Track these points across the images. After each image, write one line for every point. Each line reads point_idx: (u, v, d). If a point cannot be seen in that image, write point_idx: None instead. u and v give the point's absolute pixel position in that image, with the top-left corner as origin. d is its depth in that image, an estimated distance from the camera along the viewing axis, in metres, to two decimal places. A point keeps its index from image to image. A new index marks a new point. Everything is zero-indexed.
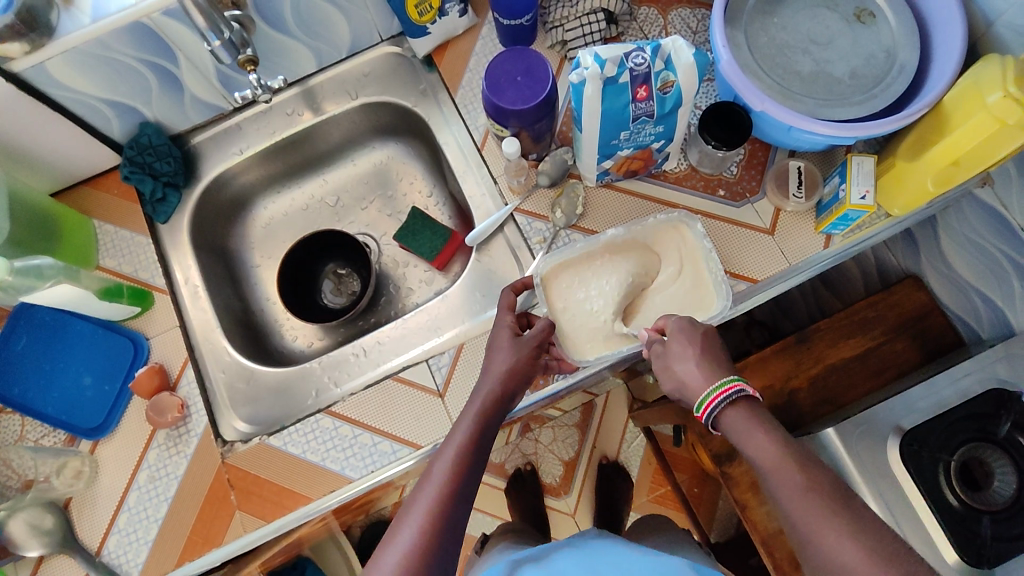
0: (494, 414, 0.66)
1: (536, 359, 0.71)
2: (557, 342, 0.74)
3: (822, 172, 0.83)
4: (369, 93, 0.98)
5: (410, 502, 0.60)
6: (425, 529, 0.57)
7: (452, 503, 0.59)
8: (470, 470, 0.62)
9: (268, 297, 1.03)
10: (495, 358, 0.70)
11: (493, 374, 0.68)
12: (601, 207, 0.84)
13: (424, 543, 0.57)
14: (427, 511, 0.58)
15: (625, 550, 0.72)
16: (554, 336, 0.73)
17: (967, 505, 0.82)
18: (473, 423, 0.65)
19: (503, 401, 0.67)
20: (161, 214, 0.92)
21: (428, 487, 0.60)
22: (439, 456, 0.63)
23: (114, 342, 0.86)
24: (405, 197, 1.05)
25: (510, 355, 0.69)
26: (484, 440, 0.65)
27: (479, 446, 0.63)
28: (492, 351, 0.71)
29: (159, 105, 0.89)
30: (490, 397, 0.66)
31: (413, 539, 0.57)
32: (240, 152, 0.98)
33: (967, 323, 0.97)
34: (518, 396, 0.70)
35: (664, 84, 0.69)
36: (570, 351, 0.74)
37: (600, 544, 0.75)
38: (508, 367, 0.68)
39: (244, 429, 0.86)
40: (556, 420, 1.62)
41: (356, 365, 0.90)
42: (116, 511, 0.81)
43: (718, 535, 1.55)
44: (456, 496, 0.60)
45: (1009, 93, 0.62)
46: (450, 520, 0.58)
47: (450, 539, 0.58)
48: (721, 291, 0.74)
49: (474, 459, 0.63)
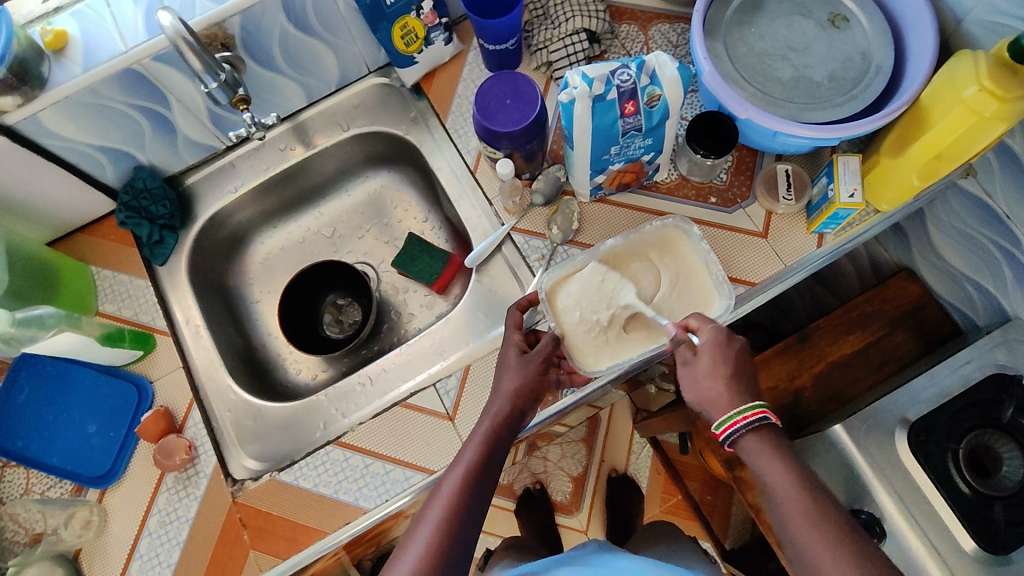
0: (502, 435, 0.67)
1: (545, 375, 0.72)
2: (566, 354, 0.75)
3: (810, 173, 0.85)
4: (360, 124, 0.99)
5: (416, 523, 0.60)
6: (431, 545, 0.57)
7: (458, 522, 0.59)
8: (477, 489, 0.62)
9: (269, 331, 1.02)
10: (504, 378, 0.71)
11: (503, 393, 0.69)
12: (596, 222, 0.86)
13: (429, 561, 0.56)
14: (433, 528, 0.58)
15: (628, 563, 0.71)
16: (562, 348, 0.75)
17: (978, 491, 0.83)
18: (481, 444, 0.65)
19: (512, 419, 0.68)
20: (159, 256, 0.92)
21: (434, 507, 0.60)
22: (446, 477, 0.63)
23: (118, 388, 0.85)
24: (401, 224, 1.06)
25: (518, 374, 0.70)
26: (492, 459, 0.65)
27: (486, 466, 0.64)
28: (502, 370, 0.72)
29: (152, 149, 0.90)
30: (500, 416, 0.67)
31: (419, 557, 0.56)
32: (234, 189, 0.98)
33: (963, 312, 0.99)
34: (528, 415, 0.70)
35: (650, 99, 0.71)
36: (580, 362, 0.75)
37: (602, 558, 0.74)
38: (516, 386, 0.69)
39: (254, 467, 0.85)
40: (563, 437, 1.62)
41: (363, 394, 0.89)
42: (128, 559, 0.80)
43: (733, 542, 1.55)
44: (462, 514, 0.60)
45: (983, 86, 0.64)
46: (455, 537, 0.58)
47: (456, 557, 0.58)
48: (723, 291, 0.75)
49: (481, 478, 0.63)
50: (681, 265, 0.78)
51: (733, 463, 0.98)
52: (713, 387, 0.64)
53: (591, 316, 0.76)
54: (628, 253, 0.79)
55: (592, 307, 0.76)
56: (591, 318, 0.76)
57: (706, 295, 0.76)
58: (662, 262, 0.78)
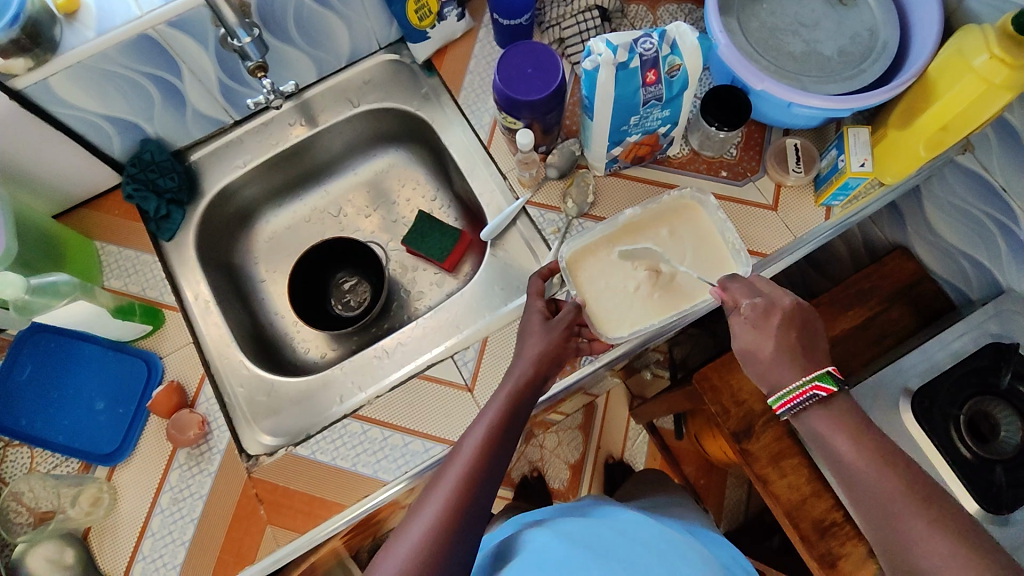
0: (525, 398, 0.67)
1: (568, 340, 0.72)
2: (588, 322, 0.75)
3: (818, 147, 0.87)
4: (370, 100, 0.99)
5: (437, 479, 0.60)
6: (452, 498, 0.58)
7: (479, 478, 0.59)
8: (499, 447, 0.62)
9: (276, 310, 1.01)
10: (527, 343, 0.71)
11: (526, 358, 0.69)
12: (611, 194, 0.87)
13: (449, 514, 0.57)
14: (455, 483, 0.59)
15: (633, 517, 0.72)
16: (585, 317, 0.75)
17: (980, 455, 0.86)
18: (504, 405, 0.65)
19: (534, 383, 0.68)
20: (165, 231, 0.90)
21: (455, 463, 0.61)
22: (468, 436, 0.63)
23: (126, 363, 0.84)
24: (408, 203, 1.06)
25: (542, 340, 0.70)
26: (514, 419, 0.65)
27: (508, 426, 0.64)
28: (525, 336, 0.72)
29: (160, 121, 0.88)
30: (523, 379, 0.67)
31: (439, 510, 0.57)
32: (242, 165, 0.97)
33: (959, 287, 1.03)
34: (549, 380, 0.71)
35: (671, 68, 0.72)
36: (601, 330, 0.75)
37: (604, 510, 0.76)
38: (541, 350, 0.69)
39: (269, 442, 0.84)
40: (560, 424, 1.63)
41: (379, 367, 0.88)
42: (140, 537, 0.78)
43: (728, 523, 1.57)
44: (483, 470, 0.60)
45: (994, 54, 0.66)
46: (476, 493, 0.58)
47: (476, 511, 0.58)
48: (741, 258, 0.77)
49: (503, 437, 0.63)
50: (698, 236, 0.79)
51: (741, 436, 1.00)
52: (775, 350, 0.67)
53: (611, 285, 0.77)
54: (646, 223, 0.80)
55: (611, 278, 0.77)
56: (610, 287, 0.77)
57: (723, 263, 0.77)
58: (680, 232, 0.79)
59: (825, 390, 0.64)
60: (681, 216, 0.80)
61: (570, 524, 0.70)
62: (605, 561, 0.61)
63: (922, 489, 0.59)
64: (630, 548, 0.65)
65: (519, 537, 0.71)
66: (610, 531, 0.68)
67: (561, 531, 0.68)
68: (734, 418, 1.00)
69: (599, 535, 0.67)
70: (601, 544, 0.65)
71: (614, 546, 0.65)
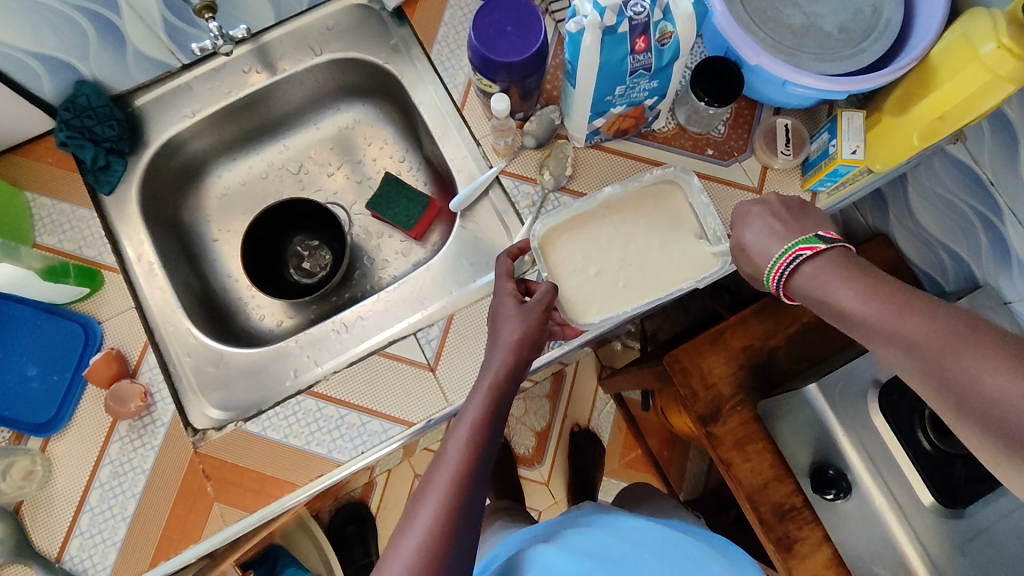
0: (506, 391, 0.62)
1: (546, 324, 0.67)
2: (559, 306, 0.72)
3: (809, 128, 0.83)
4: (334, 49, 0.90)
5: (424, 486, 0.56)
6: (443, 509, 0.53)
7: (469, 485, 0.55)
8: (486, 450, 0.57)
9: (230, 273, 0.95)
10: (504, 329, 0.66)
11: (504, 345, 0.64)
12: (590, 168, 0.82)
13: (442, 527, 0.52)
14: (444, 492, 0.54)
15: (634, 524, 0.70)
16: (557, 300, 0.72)
17: (940, 449, 0.86)
18: (486, 400, 0.60)
19: (515, 374, 0.63)
20: (105, 184, 0.84)
21: (443, 469, 0.56)
22: (451, 435, 0.58)
23: (61, 328, 0.78)
24: (375, 163, 0.99)
25: (520, 325, 0.65)
26: (498, 413, 0.60)
27: (492, 424, 0.59)
28: (500, 321, 0.67)
29: (98, 62, 0.80)
30: (504, 368, 0.62)
31: (431, 523, 0.53)
32: (192, 114, 0.89)
33: (933, 278, 1.02)
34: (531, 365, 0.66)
35: (662, 36, 0.66)
36: (573, 316, 0.72)
37: (604, 518, 0.72)
38: (519, 336, 0.64)
39: (218, 416, 0.80)
40: (527, 392, 1.60)
41: (337, 342, 0.83)
42: (77, 513, 0.73)
43: (688, 492, 1.57)
44: (474, 476, 0.56)
45: (1002, 43, 0.62)
46: (467, 500, 0.54)
47: (468, 520, 0.54)
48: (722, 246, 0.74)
49: (489, 437, 0.58)
50: (679, 222, 0.76)
51: (707, 420, 0.98)
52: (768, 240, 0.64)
53: (585, 266, 0.74)
54: (625, 204, 0.76)
55: (585, 257, 0.74)
56: (582, 267, 0.74)
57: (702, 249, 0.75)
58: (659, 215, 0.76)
59: (810, 250, 0.60)
60: (664, 197, 0.77)
61: (578, 539, 0.67)
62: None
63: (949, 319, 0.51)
64: (637, 558, 0.62)
65: (524, 553, 0.66)
66: (615, 541, 0.66)
67: (571, 548, 0.64)
68: (702, 401, 0.99)
69: (606, 546, 0.65)
70: (609, 557, 0.62)
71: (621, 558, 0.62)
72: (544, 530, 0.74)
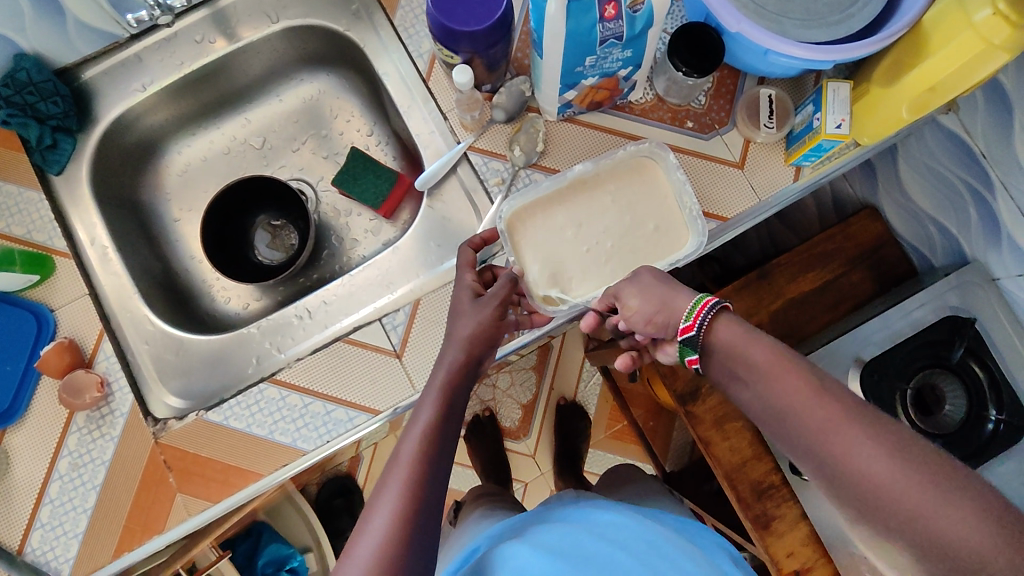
0: (460, 388, 0.61)
1: (503, 318, 0.65)
2: (527, 293, 0.70)
3: (793, 100, 0.79)
4: (292, 15, 0.85)
5: (379, 489, 0.54)
6: (399, 510, 0.51)
7: (425, 484, 0.53)
8: (441, 448, 0.56)
9: (193, 255, 0.92)
10: (457, 325, 0.64)
11: (456, 342, 0.62)
12: (563, 144, 0.77)
13: (399, 529, 0.51)
14: (400, 493, 0.52)
15: (608, 515, 0.68)
16: (523, 286, 0.69)
17: (920, 428, 0.83)
18: (438, 400, 0.58)
19: (468, 369, 0.62)
20: (53, 163, 0.80)
21: (397, 470, 0.54)
22: (405, 437, 0.56)
23: (12, 316, 0.74)
24: (342, 137, 0.94)
25: (472, 321, 0.63)
26: (453, 412, 0.59)
27: (447, 421, 0.58)
28: (455, 318, 0.65)
29: (36, 33, 0.75)
30: (454, 366, 0.61)
31: (387, 526, 0.51)
32: (143, 88, 0.84)
33: (922, 252, 0.99)
34: (484, 362, 0.64)
35: (634, 1, 0.61)
36: (541, 302, 0.70)
37: (583, 510, 0.71)
38: (470, 333, 0.62)
39: (177, 405, 0.78)
40: (513, 364, 1.56)
41: (300, 328, 0.81)
42: (37, 505, 0.72)
43: (673, 464, 1.57)
44: (430, 478, 0.54)
45: (998, 9, 0.58)
46: (424, 504, 0.52)
47: (426, 520, 0.52)
48: (697, 227, 0.71)
49: (443, 436, 0.57)
50: (652, 202, 0.73)
51: (686, 399, 0.97)
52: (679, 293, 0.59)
53: (553, 249, 0.71)
54: (596, 181, 0.73)
55: (554, 239, 0.71)
56: (550, 250, 0.71)
57: (676, 229, 0.72)
58: (632, 194, 0.72)
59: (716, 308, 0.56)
60: (637, 175, 0.73)
61: (553, 534, 0.65)
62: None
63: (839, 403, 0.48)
64: (606, 551, 0.60)
65: (494, 551, 0.66)
66: (590, 535, 0.64)
67: (540, 544, 0.63)
68: (682, 380, 0.97)
69: (575, 540, 0.63)
70: (584, 552, 0.60)
71: (590, 552, 0.60)
72: (522, 521, 0.74)
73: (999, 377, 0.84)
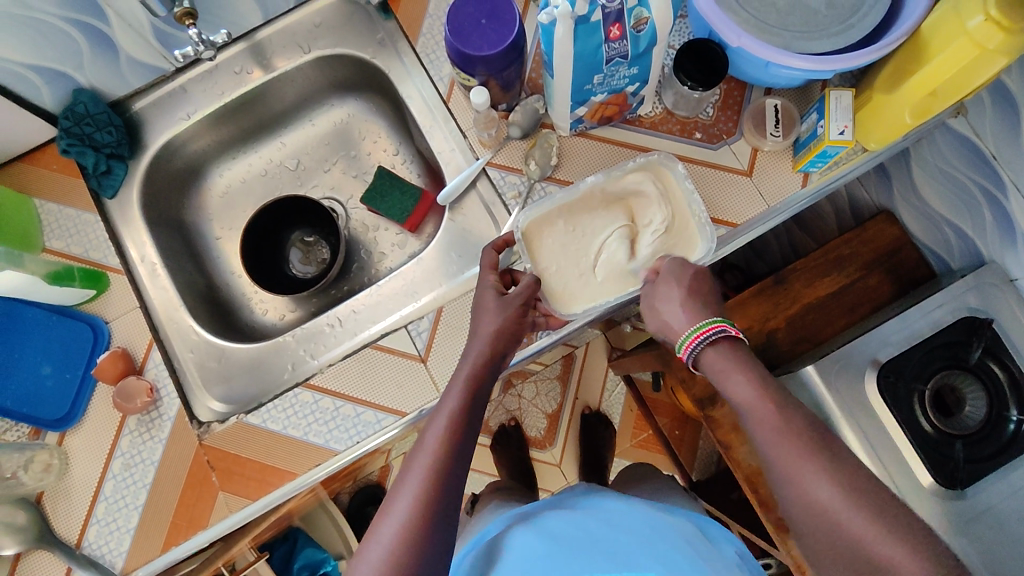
0: (484, 381, 0.64)
1: (524, 317, 0.69)
2: (542, 298, 0.73)
3: (799, 108, 0.81)
4: (322, 45, 0.92)
5: (404, 474, 0.58)
6: (422, 493, 0.55)
7: (448, 470, 0.57)
8: (464, 437, 0.60)
9: (233, 270, 0.98)
10: (482, 321, 0.68)
11: (482, 336, 0.66)
12: (576, 157, 0.81)
13: (423, 510, 0.55)
14: (423, 477, 0.56)
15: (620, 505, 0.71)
16: (540, 291, 0.73)
17: (940, 430, 0.84)
18: (464, 390, 0.63)
19: (492, 363, 0.65)
20: (108, 188, 0.87)
21: (422, 456, 0.58)
22: (432, 424, 0.61)
23: (72, 328, 0.81)
24: (370, 157, 1.00)
25: (497, 316, 0.67)
26: (477, 404, 0.62)
27: (471, 412, 0.61)
28: (479, 313, 0.69)
29: (92, 69, 0.83)
30: (480, 359, 0.65)
31: (411, 508, 0.55)
32: (187, 116, 0.91)
33: (940, 257, 0.98)
34: (508, 356, 0.68)
35: (637, 22, 0.65)
36: (558, 306, 0.73)
37: (593, 501, 0.74)
38: (496, 327, 0.67)
39: (220, 409, 0.84)
40: (538, 374, 1.58)
41: (331, 335, 0.87)
42: (93, 502, 0.78)
43: (700, 473, 1.56)
44: (451, 463, 0.58)
45: (990, 16, 0.60)
46: (445, 488, 0.56)
47: (448, 503, 0.56)
48: (706, 234, 0.74)
49: (466, 425, 0.60)
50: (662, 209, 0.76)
51: (705, 402, 0.99)
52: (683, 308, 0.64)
53: (568, 253, 0.74)
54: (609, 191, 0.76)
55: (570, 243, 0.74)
56: (567, 254, 0.74)
57: (688, 236, 0.75)
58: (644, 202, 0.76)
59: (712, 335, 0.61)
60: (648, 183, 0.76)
61: (565, 523, 0.68)
62: (596, 564, 0.60)
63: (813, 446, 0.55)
64: (613, 538, 0.64)
65: (507, 535, 0.70)
66: (600, 526, 0.67)
67: (550, 533, 0.67)
68: (701, 384, 0.99)
69: (583, 528, 0.67)
70: (596, 543, 0.63)
71: (599, 540, 0.64)
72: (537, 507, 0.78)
73: (1018, 374, 0.83)
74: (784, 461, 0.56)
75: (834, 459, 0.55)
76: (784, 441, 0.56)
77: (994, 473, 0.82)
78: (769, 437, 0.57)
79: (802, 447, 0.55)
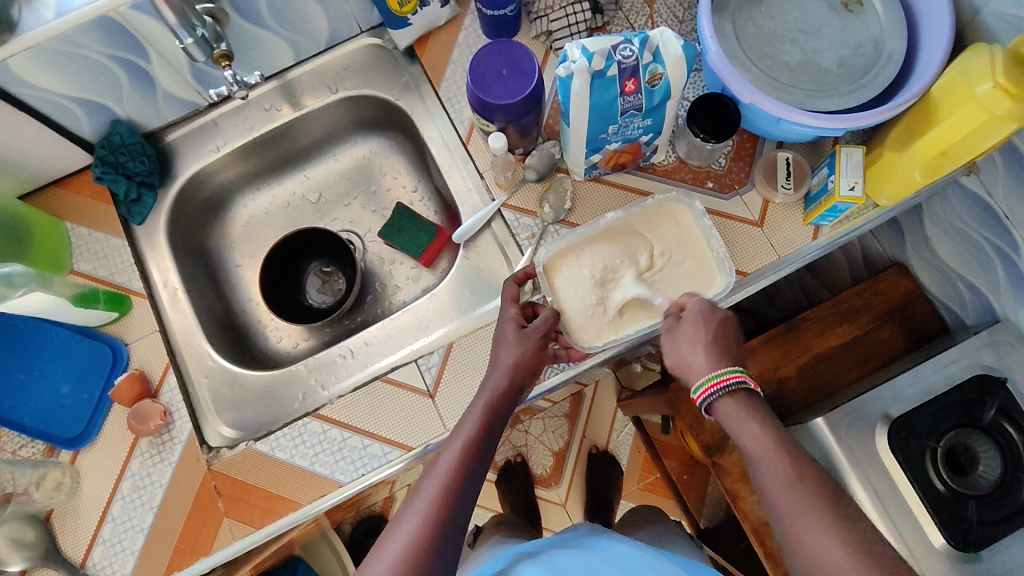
0: (500, 412, 0.65)
1: (544, 349, 0.70)
2: (564, 330, 0.74)
3: (809, 163, 0.83)
4: (349, 85, 0.96)
5: (414, 494, 0.59)
6: (431, 512, 0.56)
7: (456, 494, 0.57)
8: (477, 462, 0.60)
9: (251, 297, 1.01)
10: (502, 352, 0.69)
11: (502, 367, 0.68)
12: (589, 201, 0.83)
13: (429, 529, 0.55)
14: (433, 497, 0.57)
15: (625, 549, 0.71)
16: (561, 325, 0.74)
17: (954, 490, 0.82)
18: (481, 417, 0.64)
19: (509, 394, 0.66)
20: (136, 215, 0.90)
21: (433, 478, 0.59)
22: (446, 447, 0.62)
23: (92, 349, 0.83)
24: (389, 193, 1.03)
25: (517, 349, 0.68)
26: (491, 434, 0.63)
27: (485, 440, 0.62)
28: (499, 345, 0.70)
29: (131, 102, 0.87)
30: (498, 391, 0.66)
31: (416, 529, 0.55)
32: (217, 149, 0.96)
33: (953, 310, 0.97)
34: (525, 390, 0.69)
35: (652, 77, 0.67)
36: (577, 338, 0.75)
37: (598, 541, 0.74)
38: (515, 360, 0.67)
39: (229, 434, 0.85)
40: (545, 412, 1.57)
41: (342, 366, 0.89)
42: (101, 522, 0.79)
43: (707, 520, 1.49)
44: (464, 485, 0.58)
45: (997, 83, 0.61)
46: (454, 510, 0.57)
47: (454, 527, 0.56)
48: (724, 267, 0.75)
49: (481, 451, 0.61)
50: (680, 241, 0.77)
51: (712, 448, 0.98)
52: (691, 352, 0.65)
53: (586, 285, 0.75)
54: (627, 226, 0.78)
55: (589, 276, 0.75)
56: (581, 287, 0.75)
57: (704, 270, 0.76)
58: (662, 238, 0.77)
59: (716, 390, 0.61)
60: (667, 219, 0.78)
61: (567, 560, 0.68)
62: None
63: (819, 502, 0.54)
64: None
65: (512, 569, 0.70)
66: (602, 565, 0.66)
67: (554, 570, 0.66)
68: (708, 431, 0.99)
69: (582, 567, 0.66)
70: None
71: None
72: (545, 543, 0.77)
73: None
74: (785, 513, 0.55)
75: (843, 518, 0.53)
76: (789, 496, 0.55)
77: (1009, 536, 0.80)
78: (773, 488, 0.56)
79: (812, 501, 0.54)
